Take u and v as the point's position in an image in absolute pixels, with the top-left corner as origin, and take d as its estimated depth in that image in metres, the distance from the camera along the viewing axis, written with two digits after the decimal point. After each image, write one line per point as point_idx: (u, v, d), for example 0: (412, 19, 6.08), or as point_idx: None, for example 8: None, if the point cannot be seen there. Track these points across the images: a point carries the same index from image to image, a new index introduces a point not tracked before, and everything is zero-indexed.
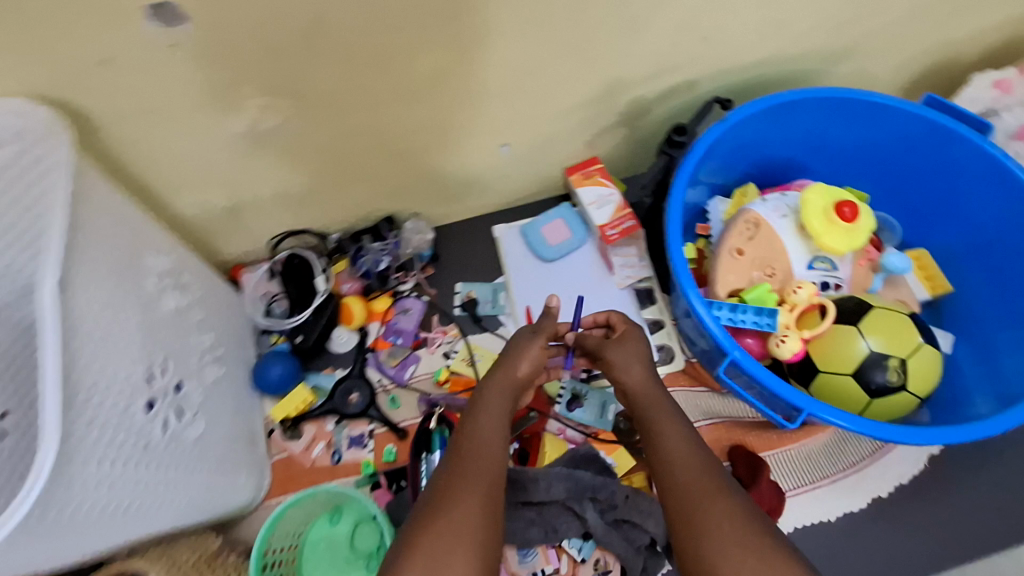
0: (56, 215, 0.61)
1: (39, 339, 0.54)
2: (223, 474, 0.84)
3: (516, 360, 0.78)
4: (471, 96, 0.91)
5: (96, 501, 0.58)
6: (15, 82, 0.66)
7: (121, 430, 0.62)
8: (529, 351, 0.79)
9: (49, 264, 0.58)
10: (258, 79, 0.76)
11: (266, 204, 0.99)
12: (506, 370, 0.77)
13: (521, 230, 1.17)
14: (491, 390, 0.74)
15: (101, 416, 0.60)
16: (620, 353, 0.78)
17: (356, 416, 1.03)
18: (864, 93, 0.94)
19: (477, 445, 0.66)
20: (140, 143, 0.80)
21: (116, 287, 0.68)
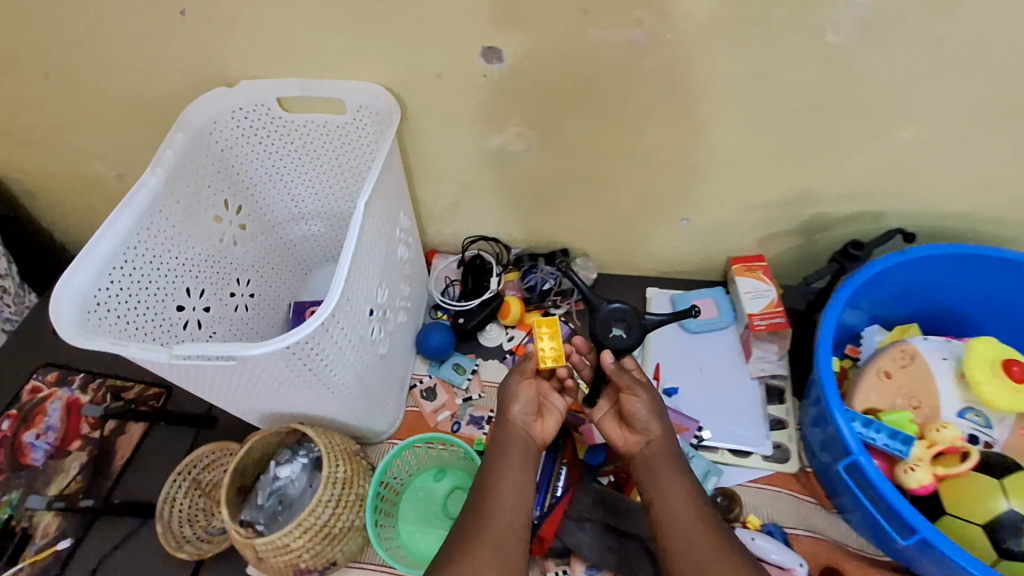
0: (376, 160, 0.88)
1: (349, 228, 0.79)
2: (381, 395, 1.03)
3: (512, 409, 0.94)
4: (673, 171, 1.08)
5: (324, 356, 0.80)
6: (378, 72, 0.96)
7: (353, 317, 0.84)
8: (512, 394, 0.95)
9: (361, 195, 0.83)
10: (525, 113, 1.00)
11: (478, 208, 1.23)
12: (518, 434, 0.93)
13: (671, 297, 1.28)
14: (514, 450, 0.92)
15: (353, 296, 0.83)
16: (628, 405, 0.92)
17: (620, 353, 0.94)
18: None
19: (512, 495, 0.88)
20: (424, 135, 1.07)
21: (382, 223, 0.93)
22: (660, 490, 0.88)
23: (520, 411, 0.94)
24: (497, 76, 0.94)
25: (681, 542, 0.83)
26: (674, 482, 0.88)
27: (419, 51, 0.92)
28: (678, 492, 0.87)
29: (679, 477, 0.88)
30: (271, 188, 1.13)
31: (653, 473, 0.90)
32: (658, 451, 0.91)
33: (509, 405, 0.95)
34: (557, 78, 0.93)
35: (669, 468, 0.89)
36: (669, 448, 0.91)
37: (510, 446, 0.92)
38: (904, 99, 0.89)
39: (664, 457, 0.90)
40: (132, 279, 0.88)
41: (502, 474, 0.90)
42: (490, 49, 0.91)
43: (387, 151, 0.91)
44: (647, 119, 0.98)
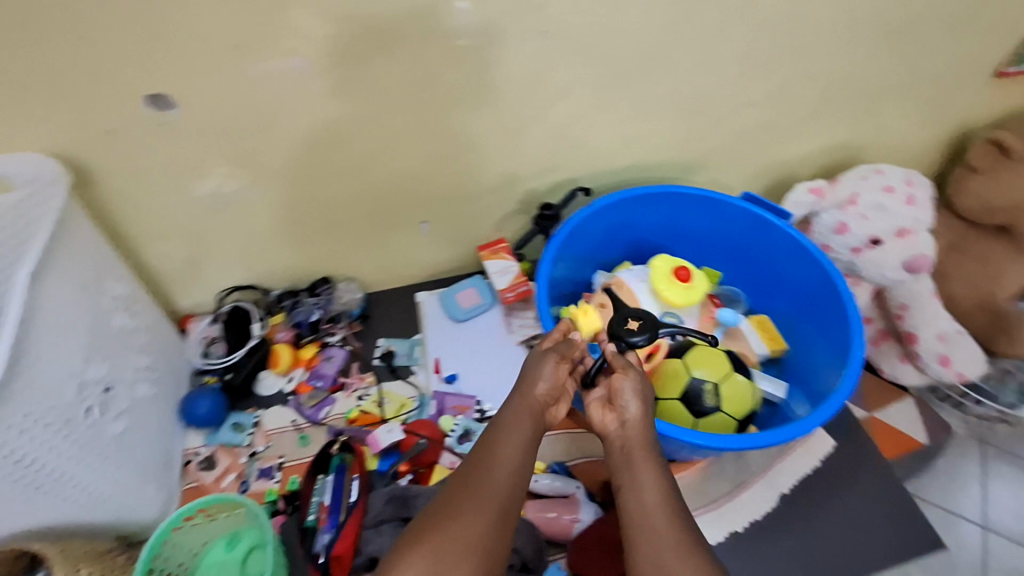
0: (42, 228, 0.81)
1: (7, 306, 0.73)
2: (132, 481, 0.94)
3: (530, 383, 0.79)
4: (393, 180, 1.17)
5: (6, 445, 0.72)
6: (38, 138, 0.90)
7: (42, 394, 0.77)
8: (540, 370, 0.80)
9: (25, 267, 0.77)
10: (222, 153, 1.01)
11: (220, 259, 1.20)
12: (525, 401, 0.79)
13: (439, 296, 1.37)
14: (517, 417, 0.77)
15: (36, 380, 0.76)
16: (617, 383, 0.81)
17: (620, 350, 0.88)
18: (686, 190, 1.20)
19: (506, 469, 0.74)
20: (123, 196, 1.02)
21: (77, 290, 0.86)
22: (632, 481, 0.75)
23: (544, 388, 0.80)
24: (176, 122, 0.95)
25: (644, 534, 0.72)
26: (649, 474, 0.75)
27: (79, 110, 0.89)
28: (650, 484, 0.74)
29: (658, 468, 0.76)
30: None
31: (628, 460, 0.76)
32: (635, 435, 0.78)
33: (534, 381, 0.79)
34: (240, 113, 0.97)
35: (646, 461, 0.77)
36: (648, 437, 0.79)
37: (520, 419, 0.77)
38: (544, 84, 1.09)
39: (643, 444, 0.77)
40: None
41: (491, 448, 0.75)
42: (157, 96, 0.91)
43: (57, 217, 0.84)
44: (346, 137, 1.06)
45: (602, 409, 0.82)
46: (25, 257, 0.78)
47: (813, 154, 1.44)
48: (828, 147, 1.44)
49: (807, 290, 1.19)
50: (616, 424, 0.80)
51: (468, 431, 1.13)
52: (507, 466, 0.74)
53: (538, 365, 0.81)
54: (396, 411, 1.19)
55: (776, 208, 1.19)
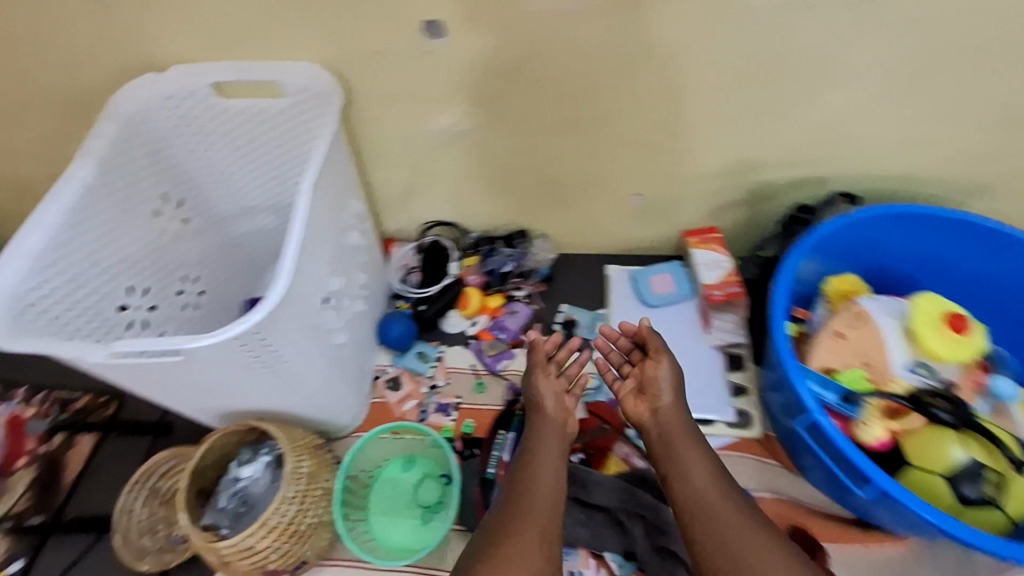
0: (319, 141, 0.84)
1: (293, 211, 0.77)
2: (342, 388, 1.00)
3: (538, 403, 0.92)
4: (623, 144, 1.08)
5: (274, 346, 0.77)
6: (318, 53, 0.92)
7: (304, 302, 0.81)
8: (540, 390, 0.93)
9: (307, 176, 0.81)
10: (470, 90, 0.98)
11: (433, 193, 1.20)
12: (545, 419, 0.90)
13: (630, 274, 1.29)
14: (547, 432, 0.89)
15: (303, 285, 0.80)
16: (654, 374, 0.91)
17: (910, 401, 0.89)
18: (977, 219, 0.99)
19: (549, 470, 0.85)
20: (370, 117, 1.04)
21: (331, 205, 0.90)
22: (678, 466, 0.85)
23: (546, 400, 0.92)
24: (440, 52, 0.92)
25: (708, 520, 0.79)
26: (694, 457, 0.85)
27: (359, 29, 0.89)
28: (698, 467, 0.84)
29: (698, 452, 0.85)
30: (216, 183, 1.07)
31: (671, 447, 0.86)
32: (670, 419, 0.89)
33: (536, 398, 0.93)
34: (503, 50, 0.92)
35: (689, 445, 0.86)
36: (681, 417, 0.89)
37: (546, 436, 0.89)
38: (832, 58, 0.93)
39: (680, 427, 0.87)
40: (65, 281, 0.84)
41: (532, 451, 0.86)
42: (432, 25, 0.88)
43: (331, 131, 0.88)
44: (594, 89, 0.99)
45: (636, 399, 0.92)
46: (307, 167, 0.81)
47: None
48: None
49: None
50: (649, 412, 0.91)
51: None
52: (551, 465, 0.85)
53: (531, 384, 0.94)
54: None
55: None
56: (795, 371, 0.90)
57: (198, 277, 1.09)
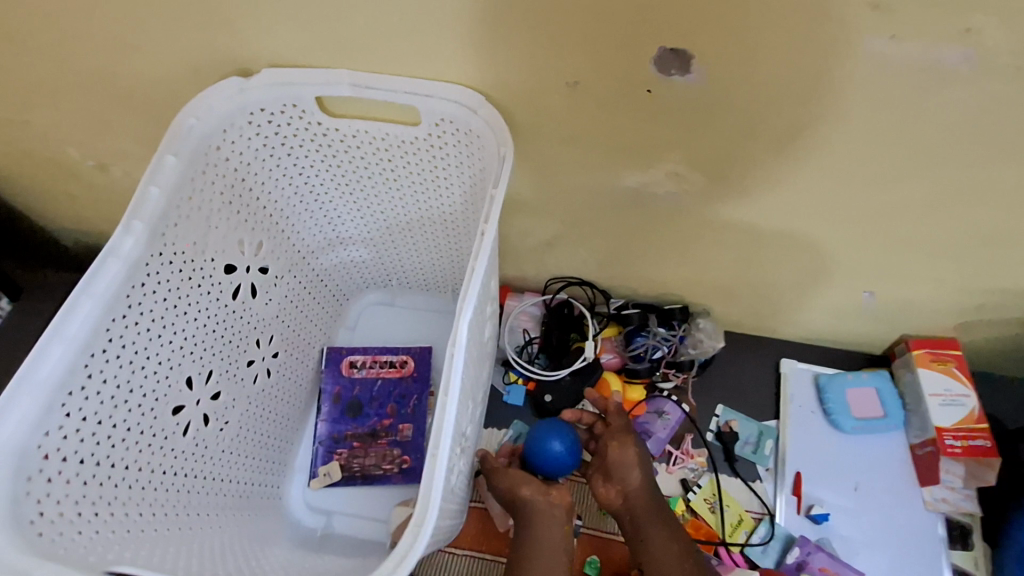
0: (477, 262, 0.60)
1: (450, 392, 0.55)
2: (455, 522, 0.82)
3: (513, 494, 0.80)
4: (885, 237, 0.74)
5: None
6: (481, 75, 0.60)
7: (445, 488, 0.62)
8: (506, 479, 0.82)
9: (463, 320, 0.57)
10: (690, 148, 0.65)
11: (581, 251, 0.90)
12: (532, 513, 0.79)
13: (816, 377, 0.98)
14: (536, 527, 0.77)
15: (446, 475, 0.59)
16: (620, 460, 0.82)
17: None
18: None
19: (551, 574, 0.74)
20: (528, 162, 0.73)
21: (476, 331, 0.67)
22: (648, 551, 0.78)
23: (530, 493, 0.79)
24: (670, 94, 0.59)
25: None
26: (666, 540, 0.78)
27: (558, 49, 0.56)
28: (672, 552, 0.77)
29: (666, 530, 0.79)
30: (303, 211, 0.81)
31: (642, 533, 0.79)
32: (640, 505, 0.80)
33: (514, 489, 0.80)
34: (768, 108, 0.58)
35: (660, 528, 0.79)
36: (651, 498, 0.81)
37: (537, 531, 0.77)
38: None
39: (648, 512, 0.80)
40: (102, 399, 0.60)
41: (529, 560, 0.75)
42: (677, 54, 0.54)
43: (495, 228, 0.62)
44: (891, 170, 0.63)
45: (602, 483, 0.84)
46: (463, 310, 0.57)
47: None
48: None
49: None
50: (618, 497, 0.82)
51: None
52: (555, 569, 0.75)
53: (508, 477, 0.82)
54: (734, 529, 0.88)
55: None
56: None
57: (275, 336, 0.84)
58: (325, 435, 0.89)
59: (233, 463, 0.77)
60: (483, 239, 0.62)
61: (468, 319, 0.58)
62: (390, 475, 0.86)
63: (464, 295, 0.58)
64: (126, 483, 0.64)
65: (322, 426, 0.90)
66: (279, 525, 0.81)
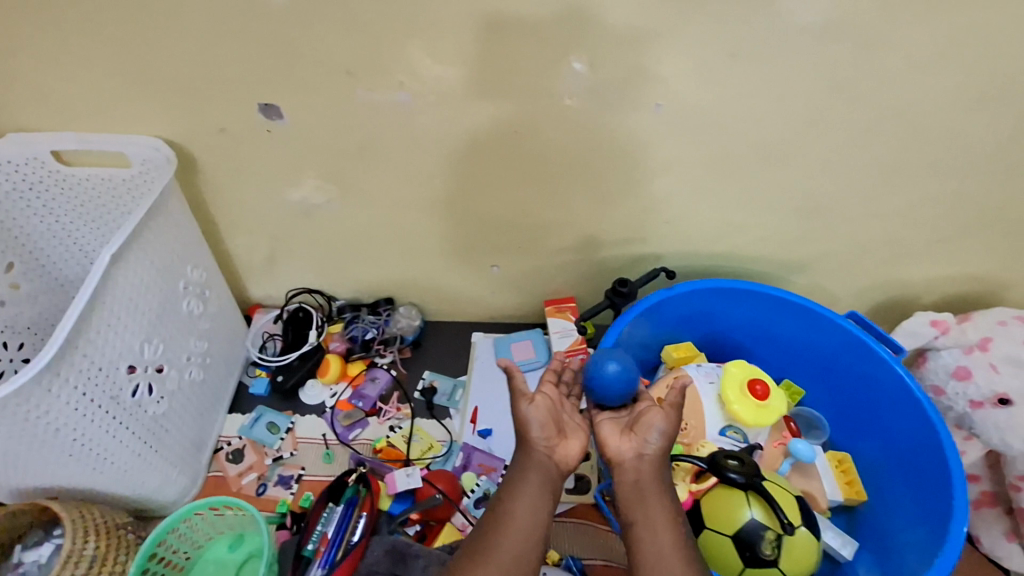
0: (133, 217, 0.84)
1: (82, 281, 0.75)
2: (164, 463, 0.96)
3: (525, 435, 0.83)
4: (473, 220, 1.15)
5: (49, 420, 0.75)
6: (163, 128, 0.97)
7: (97, 371, 0.79)
8: (533, 418, 0.83)
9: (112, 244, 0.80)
10: (316, 167, 1.04)
11: (296, 261, 1.23)
12: (530, 462, 0.82)
13: (494, 342, 1.33)
14: (529, 483, 0.81)
15: (90, 354, 0.78)
16: (650, 420, 0.83)
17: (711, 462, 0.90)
18: (776, 291, 1.09)
19: (515, 526, 0.78)
20: (224, 189, 1.08)
21: (152, 275, 0.90)
22: (643, 517, 0.78)
23: (539, 436, 0.82)
24: (282, 131, 0.98)
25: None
26: (662, 514, 0.78)
27: (201, 107, 0.95)
28: (661, 521, 0.77)
29: (666, 505, 0.79)
30: (59, 246, 1.07)
31: (642, 495, 0.79)
32: (650, 468, 0.81)
33: (525, 430, 0.83)
34: (341, 136, 0.99)
35: (659, 497, 0.80)
36: (661, 471, 0.81)
37: (524, 479, 0.81)
38: (645, 154, 1.03)
39: (655, 478, 0.80)
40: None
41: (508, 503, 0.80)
42: (269, 107, 0.95)
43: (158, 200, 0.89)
44: (437, 170, 1.06)
45: (622, 435, 0.84)
46: (111, 239, 0.81)
47: (943, 279, 1.25)
48: (964, 276, 1.25)
49: (907, 436, 1.02)
50: (632, 452, 0.82)
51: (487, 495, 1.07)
52: (525, 522, 0.78)
53: (527, 414, 0.83)
54: (422, 452, 1.15)
55: (893, 343, 1.04)
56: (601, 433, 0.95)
57: (25, 343, 1.05)
58: None
59: None
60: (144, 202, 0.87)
61: (119, 244, 0.81)
62: None
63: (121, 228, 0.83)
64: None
65: None
66: None
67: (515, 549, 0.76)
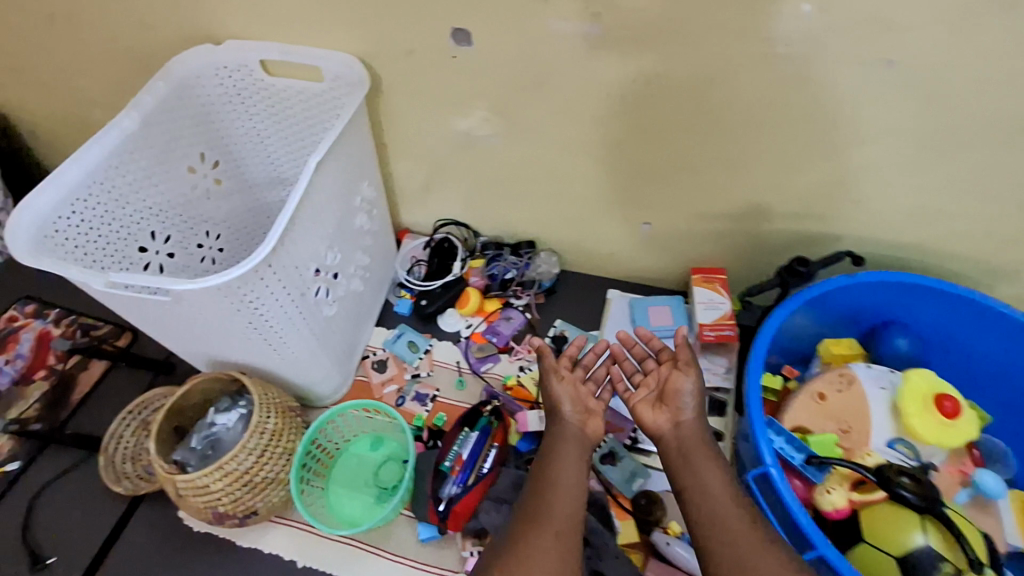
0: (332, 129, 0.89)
1: (294, 184, 0.81)
2: (328, 361, 1.05)
3: (555, 409, 0.91)
4: (636, 171, 1.09)
5: (257, 308, 0.83)
6: (357, 45, 0.99)
7: (294, 270, 0.86)
8: (557, 394, 0.93)
9: (316, 153, 0.85)
10: (489, 98, 1.02)
11: (449, 192, 1.25)
12: (564, 429, 0.90)
13: (630, 301, 1.29)
14: (569, 441, 0.89)
15: (292, 253, 0.84)
16: (680, 392, 0.89)
17: (881, 475, 0.83)
18: (987, 299, 0.94)
19: (568, 480, 0.84)
20: (397, 112, 1.10)
21: (338, 186, 0.95)
22: (696, 480, 0.82)
23: (570, 409, 0.91)
24: (466, 58, 0.97)
25: (715, 533, 0.77)
26: (713, 473, 0.82)
27: (396, 28, 0.95)
28: (713, 478, 0.82)
29: (716, 465, 0.83)
30: (251, 150, 1.16)
31: (688, 458, 0.85)
32: (691, 433, 0.87)
33: (559, 405, 0.92)
34: (523, 67, 0.96)
35: (706, 458, 0.84)
36: (703, 432, 0.87)
37: (566, 442, 0.89)
38: (854, 120, 0.91)
39: (695, 441, 0.86)
40: (93, 215, 0.92)
41: (555, 466, 0.85)
42: (459, 31, 0.93)
43: (351, 117, 0.93)
44: (614, 112, 1.00)
45: (655, 409, 0.90)
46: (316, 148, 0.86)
47: None
48: None
49: None
50: (668, 423, 0.89)
51: (613, 454, 1.04)
52: (573, 472, 0.85)
53: (554, 391, 0.93)
54: None
55: None
56: (758, 419, 0.89)
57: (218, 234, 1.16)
58: None
59: None
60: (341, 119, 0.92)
61: (321, 154, 0.86)
62: None
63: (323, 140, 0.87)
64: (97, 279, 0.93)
65: None
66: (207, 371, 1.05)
67: (569, 497, 0.83)
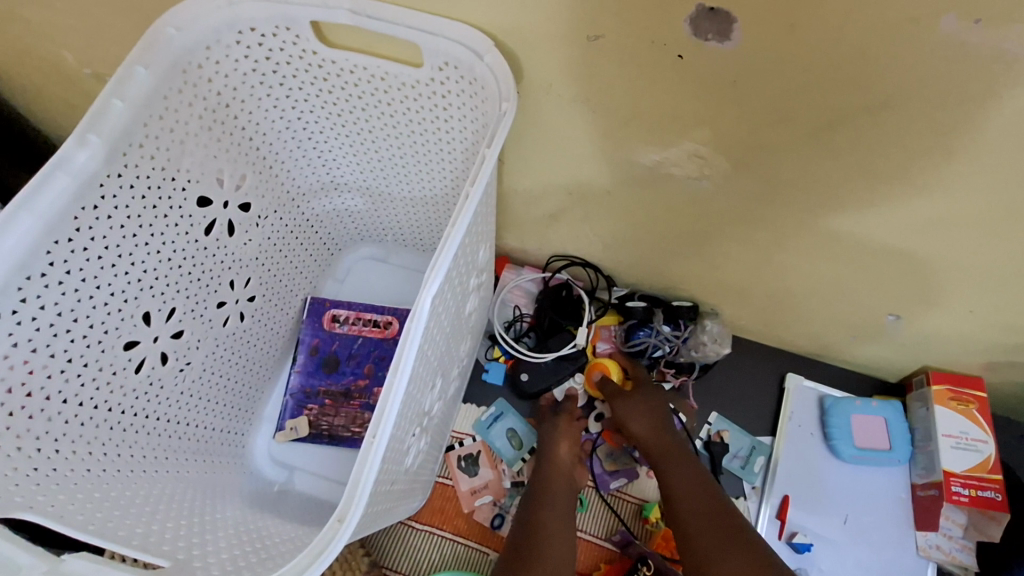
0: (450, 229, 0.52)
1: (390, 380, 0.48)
2: (414, 499, 0.76)
3: (551, 445, 0.83)
4: (927, 258, 0.66)
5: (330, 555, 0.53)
6: (493, 14, 0.53)
7: (388, 477, 0.55)
8: (555, 436, 0.85)
9: (429, 285, 0.49)
10: (718, 129, 0.57)
11: (587, 229, 0.83)
12: (556, 468, 0.81)
13: (820, 396, 0.91)
14: (552, 478, 0.80)
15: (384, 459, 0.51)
16: (628, 414, 0.83)
17: None
18: None
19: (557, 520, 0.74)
20: (538, 124, 0.65)
21: (447, 310, 0.58)
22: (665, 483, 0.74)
23: (564, 449, 0.83)
24: (705, 62, 0.50)
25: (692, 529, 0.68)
26: (682, 474, 0.74)
27: None
28: (680, 480, 0.73)
29: (688, 466, 0.75)
30: (296, 149, 0.75)
31: (657, 467, 0.77)
32: (658, 440, 0.79)
33: (552, 446, 0.83)
34: (815, 92, 0.50)
35: (680, 461, 0.76)
36: (668, 436, 0.80)
37: (550, 481, 0.79)
38: None
39: (665, 447, 0.78)
40: (38, 326, 0.58)
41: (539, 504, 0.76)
42: (715, 14, 0.46)
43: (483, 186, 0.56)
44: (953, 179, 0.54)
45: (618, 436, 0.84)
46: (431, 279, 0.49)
47: None
48: None
49: None
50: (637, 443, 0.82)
51: None
52: (563, 506, 0.76)
53: (550, 432, 0.85)
54: None
55: None
56: None
57: (252, 279, 0.78)
58: (296, 388, 0.84)
59: (197, 406, 0.74)
60: (465, 201, 0.54)
61: (437, 285, 0.50)
62: (358, 439, 0.82)
63: (436, 261, 0.50)
64: (64, 417, 0.61)
65: (294, 378, 0.84)
66: (238, 478, 0.77)
67: (558, 530, 0.73)
